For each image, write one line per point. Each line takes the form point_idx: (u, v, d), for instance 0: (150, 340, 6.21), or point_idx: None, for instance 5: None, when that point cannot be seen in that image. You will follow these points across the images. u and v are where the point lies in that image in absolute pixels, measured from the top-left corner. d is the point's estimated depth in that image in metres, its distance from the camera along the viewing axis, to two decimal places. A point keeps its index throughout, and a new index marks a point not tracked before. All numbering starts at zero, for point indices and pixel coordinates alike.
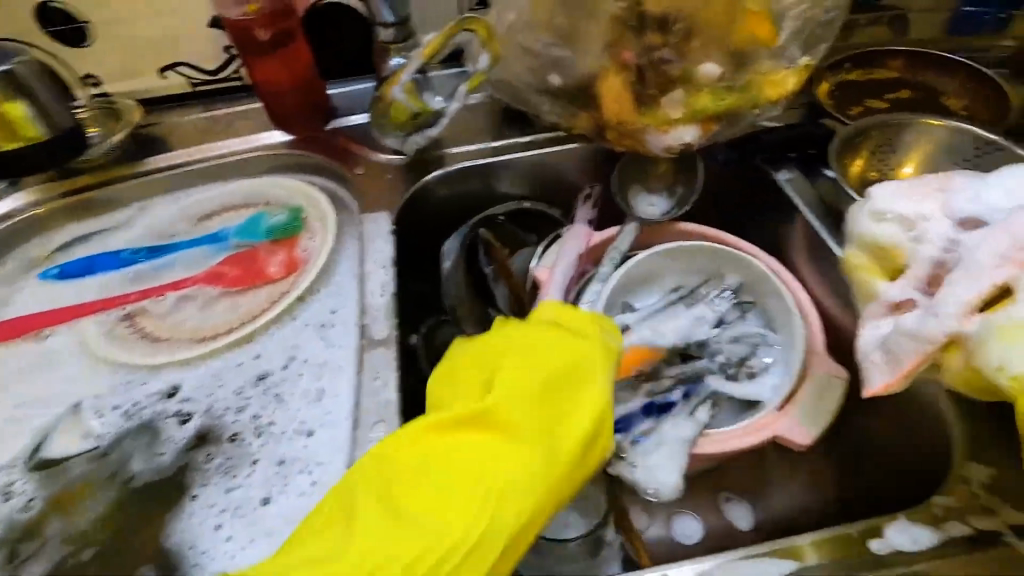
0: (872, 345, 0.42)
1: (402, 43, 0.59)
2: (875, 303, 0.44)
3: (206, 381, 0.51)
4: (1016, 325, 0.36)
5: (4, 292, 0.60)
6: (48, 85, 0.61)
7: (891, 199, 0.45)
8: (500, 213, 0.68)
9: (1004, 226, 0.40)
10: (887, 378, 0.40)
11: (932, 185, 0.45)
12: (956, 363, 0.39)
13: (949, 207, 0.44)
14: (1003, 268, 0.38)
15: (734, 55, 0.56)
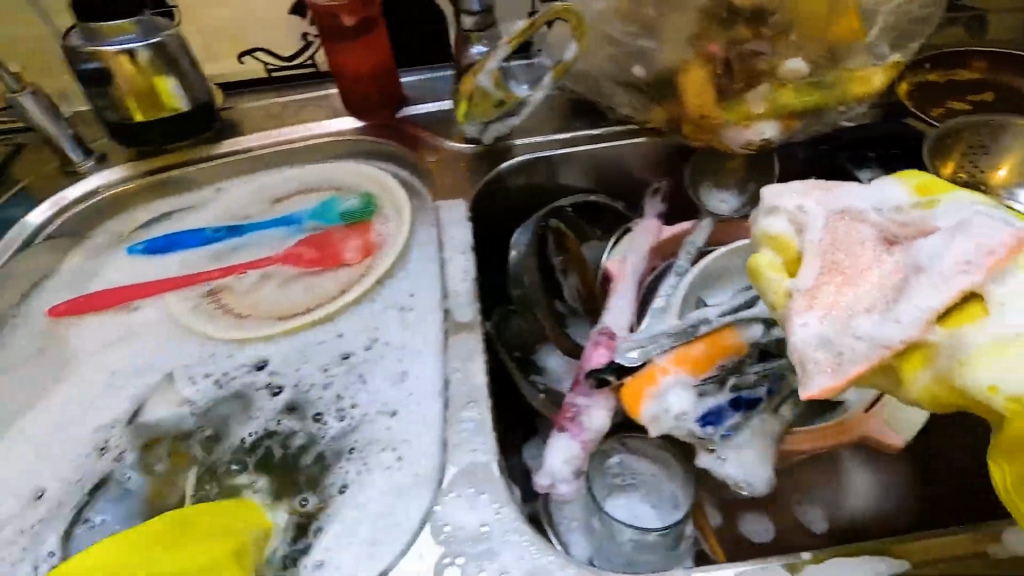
0: (811, 345, 0.36)
1: (484, 31, 0.59)
2: (799, 305, 0.37)
3: (290, 355, 0.53)
4: (1000, 341, 0.32)
5: (92, 263, 0.62)
6: (190, 57, 0.65)
7: (829, 194, 0.41)
8: (568, 205, 0.69)
9: (957, 228, 0.36)
10: (827, 382, 0.35)
11: (821, 184, 0.42)
12: (923, 379, 0.34)
13: (851, 209, 0.40)
14: (972, 273, 0.33)
15: (829, 50, 0.54)
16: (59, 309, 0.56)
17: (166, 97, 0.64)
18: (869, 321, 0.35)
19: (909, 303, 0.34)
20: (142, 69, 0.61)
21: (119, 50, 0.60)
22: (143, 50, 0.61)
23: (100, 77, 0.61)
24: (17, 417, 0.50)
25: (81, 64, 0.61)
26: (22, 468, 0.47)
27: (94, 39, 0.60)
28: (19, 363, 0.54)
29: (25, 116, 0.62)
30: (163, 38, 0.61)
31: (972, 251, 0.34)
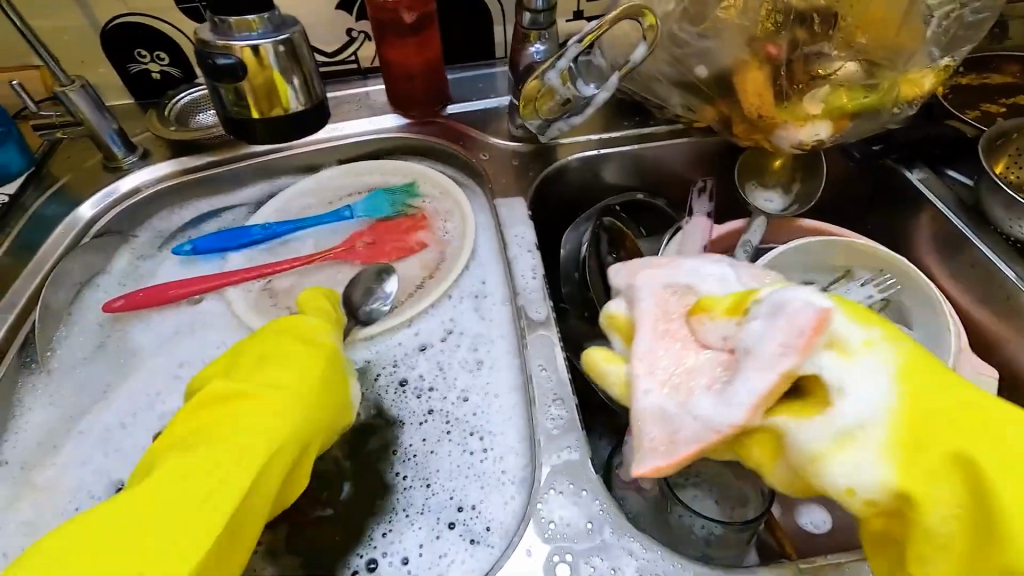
0: (649, 416, 0.39)
1: (545, 30, 0.59)
2: (640, 372, 0.41)
3: (374, 361, 0.52)
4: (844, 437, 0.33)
5: (142, 262, 0.60)
6: (311, 53, 0.56)
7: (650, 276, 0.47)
8: (617, 203, 0.68)
9: (774, 309, 0.36)
10: (658, 461, 0.37)
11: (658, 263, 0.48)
12: (779, 468, 0.37)
13: (682, 284, 0.46)
14: (788, 357, 0.34)
15: (891, 53, 0.55)
16: (114, 306, 0.54)
17: (280, 97, 0.55)
18: (702, 399, 0.37)
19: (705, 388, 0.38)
20: (264, 67, 0.52)
21: (245, 47, 0.51)
22: (271, 48, 0.51)
23: (240, 73, 0.52)
24: (81, 419, 0.49)
25: (211, 60, 0.51)
26: (92, 471, 0.46)
27: (223, 34, 0.51)
28: (79, 363, 0.52)
29: (69, 110, 0.60)
30: (289, 34, 0.52)
31: (788, 335, 0.35)
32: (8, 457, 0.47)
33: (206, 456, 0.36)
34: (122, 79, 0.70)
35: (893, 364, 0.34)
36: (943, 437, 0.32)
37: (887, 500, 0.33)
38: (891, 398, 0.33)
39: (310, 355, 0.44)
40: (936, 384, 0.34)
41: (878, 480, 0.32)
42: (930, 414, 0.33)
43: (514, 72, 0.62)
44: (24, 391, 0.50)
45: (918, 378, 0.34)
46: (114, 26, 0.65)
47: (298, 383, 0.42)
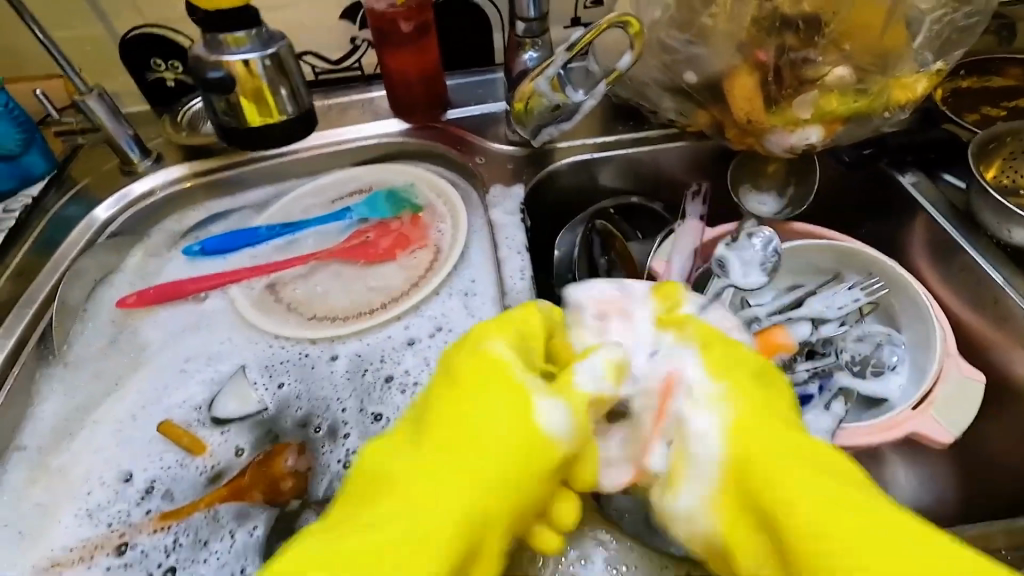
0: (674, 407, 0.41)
1: (538, 37, 0.61)
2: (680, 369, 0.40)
3: (364, 355, 0.54)
4: (681, 456, 0.34)
5: (153, 261, 0.63)
6: (299, 65, 0.58)
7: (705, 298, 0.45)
8: (611, 206, 0.70)
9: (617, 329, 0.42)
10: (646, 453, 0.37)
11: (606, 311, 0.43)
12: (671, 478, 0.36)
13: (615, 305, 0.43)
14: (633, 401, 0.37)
15: (879, 58, 0.55)
16: (128, 302, 0.58)
17: (272, 106, 0.58)
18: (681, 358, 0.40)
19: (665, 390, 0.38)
20: (256, 79, 0.55)
21: (237, 62, 0.54)
22: (261, 61, 0.54)
23: (231, 85, 0.54)
24: (94, 407, 0.52)
25: (204, 75, 0.54)
26: (102, 456, 0.49)
27: (215, 50, 0.54)
28: (93, 354, 0.55)
29: (88, 117, 0.64)
30: (278, 47, 0.55)
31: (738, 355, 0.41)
32: (25, 442, 0.50)
33: (425, 488, 0.32)
34: (139, 87, 0.73)
35: (727, 409, 0.34)
36: (777, 489, 0.31)
37: (721, 536, 0.33)
38: (721, 447, 0.33)
39: (473, 374, 0.36)
40: (771, 427, 0.34)
41: (701, 523, 0.33)
42: (760, 464, 0.32)
43: (509, 78, 0.64)
44: (41, 382, 0.54)
45: (745, 436, 0.33)
46: (133, 37, 0.69)
47: (478, 384, 0.35)
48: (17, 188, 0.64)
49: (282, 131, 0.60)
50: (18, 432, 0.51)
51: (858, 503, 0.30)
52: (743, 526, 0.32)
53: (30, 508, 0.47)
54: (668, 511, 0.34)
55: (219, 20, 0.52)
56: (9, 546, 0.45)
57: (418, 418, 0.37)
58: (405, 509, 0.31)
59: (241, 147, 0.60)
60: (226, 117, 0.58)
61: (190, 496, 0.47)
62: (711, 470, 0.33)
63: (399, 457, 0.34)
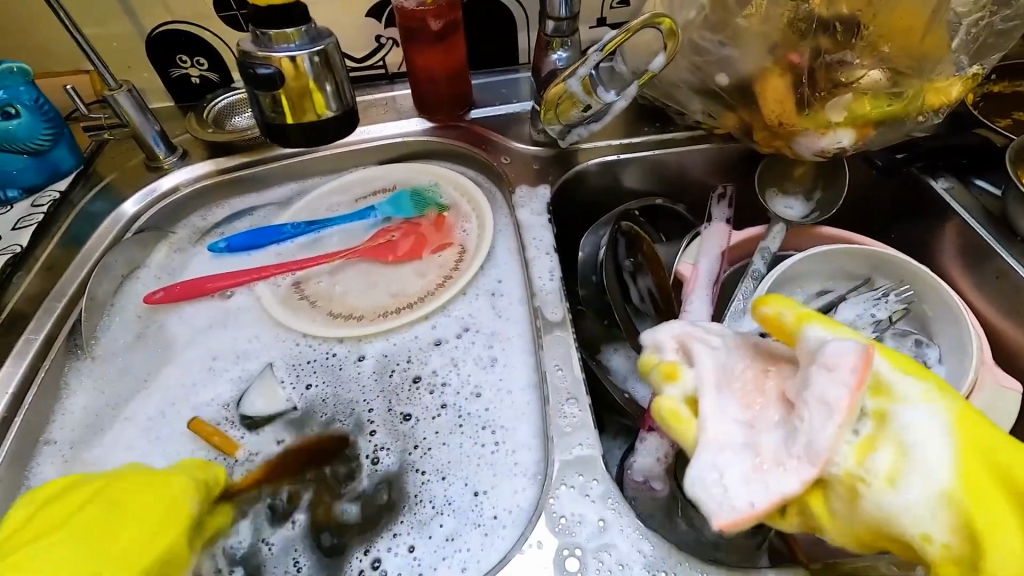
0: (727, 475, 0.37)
1: (567, 37, 0.61)
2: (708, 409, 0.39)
3: (392, 355, 0.54)
4: (896, 464, 0.34)
5: (179, 258, 0.63)
6: (343, 62, 0.58)
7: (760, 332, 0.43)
8: (636, 207, 0.69)
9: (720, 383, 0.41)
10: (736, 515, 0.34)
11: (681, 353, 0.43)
12: (832, 507, 0.35)
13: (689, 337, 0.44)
14: (809, 465, 0.34)
15: (916, 61, 0.54)
16: (154, 298, 0.57)
17: (315, 103, 0.57)
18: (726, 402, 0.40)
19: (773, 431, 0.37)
20: (302, 75, 0.55)
21: (285, 58, 0.54)
22: (309, 57, 0.54)
23: (278, 81, 0.54)
24: (122, 402, 0.52)
25: (251, 71, 0.54)
26: (130, 452, 0.49)
27: (263, 45, 0.54)
28: (120, 350, 0.55)
29: (116, 113, 0.64)
30: (325, 44, 0.55)
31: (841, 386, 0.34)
32: (55, 437, 0.50)
33: (110, 549, 0.36)
34: (164, 83, 0.74)
35: (942, 412, 0.35)
36: (986, 484, 0.33)
37: (960, 543, 0.32)
38: (950, 477, 0.33)
39: (172, 506, 0.40)
40: (982, 435, 0.34)
41: (933, 523, 0.33)
42: (991, 457, 0.33)
43: (537, 78, 0.64)
44: (71, 377, 0.54)
45: (970, 425, 0.34)
46: (159, 33, 0.69)
47: (175, 524, 0.39)
48: (45, 183, 0.64)
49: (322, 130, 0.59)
50: (48, 427, 0.51)
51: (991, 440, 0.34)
52: (987, 524, 0.32)
53: None
54: (896, 517, 0.33)
55: (268, 16, 0.52)
56: None
57: (121, 508, 0.39)
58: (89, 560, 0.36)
59: (283, 145, 0.60)
60: (269, 113, 0.57)
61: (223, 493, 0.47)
62: (937, 484, 0.33)
63: (106, 515, 0.38)
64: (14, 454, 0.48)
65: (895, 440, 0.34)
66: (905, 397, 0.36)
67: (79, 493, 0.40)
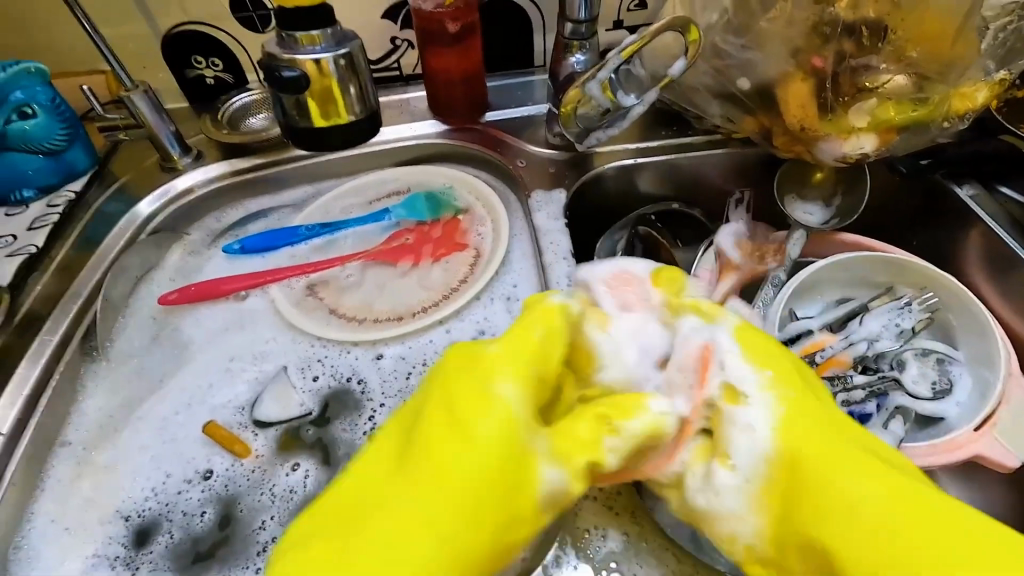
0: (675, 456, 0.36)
1: (586, 40, 0.60)
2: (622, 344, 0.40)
3: (410, 358, 0.53)
4: (717, 460, 0.34)
5: (194, 259, 0.63)
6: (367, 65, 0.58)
7: (614, 288, 0.42)
8: (652, 212, 0.68)
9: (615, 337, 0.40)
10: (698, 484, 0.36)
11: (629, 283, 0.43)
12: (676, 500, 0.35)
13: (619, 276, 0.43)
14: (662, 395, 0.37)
15: (943, 66, 0.53)
16: (169, 299, 0.57)
17: (338, 105, 0.57)
18: (653, 373, 0.38)
19: (676, 389, 0.37)
20: (326, 78, 0.54)
21: (308, 60, 0.53)
22: (333, 60, 0.54)
23: (303, 84, 0.54)
24: (137, 404, 0.52)
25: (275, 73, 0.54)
26: (143, 455, 0.49)
27: (288, 47, 0.54)
28: (135, 351, 0.55)
29: (132, 113, 0.64)
30: (350, 47, 0.55)
31: (686, 388, 0.36)
32: (70, 438, 0.50)
33: (438, 480, 0.32)
34: (179, 84, 0.73)
35: (779, 405, 0.34)
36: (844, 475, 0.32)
37: (760, 545, 0.33)
38: (769, 438, 0.33)
39: (489, 409, 0.34)
40: (812, 413, 0.35)
41: (748, 528, 0.33)
42: (807, 462, 0.32)
43: (554, 81, 0.63)
44: (85, 378, 0.53)
45: (798, 423, 0.34)
46: (175, 34, 0.69)
47: (501, 428, 0.33)
48: (60, 183, 0.64)
49: (344, 135, 0.59)
50: (63, 427, 0.50)
51: (860, 489, 0.32)
52: (809, 499, 0.32)
53: (74, 505, 0.46)
54: (713, 511, 0.34)
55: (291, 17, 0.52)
56: (56, 543, 0.44)
57: (452, 412, 0.34)
58: (413, 491, 0.33)
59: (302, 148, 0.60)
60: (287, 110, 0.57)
61: (249, 501, 0.46)
62: (757, 444, 0.33)
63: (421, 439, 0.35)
64: (29, 455, 0.48)
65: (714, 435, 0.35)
66: (742, 392, 0.35)
67: (444, 393, 0.36)
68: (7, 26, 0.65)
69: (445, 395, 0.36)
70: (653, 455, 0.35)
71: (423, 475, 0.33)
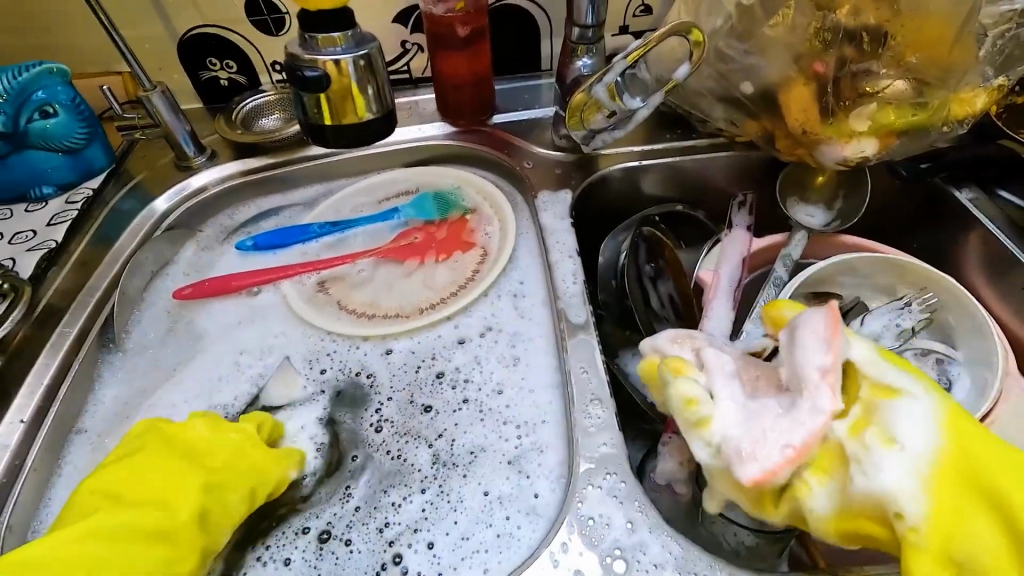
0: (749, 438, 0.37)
1: (593, 44, 0.61)
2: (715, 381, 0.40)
3: (418, 352, 0.55)
4: (879, 433, 0.35)
5: (207, 255, 0.65)
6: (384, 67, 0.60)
7: (688, 347, 0.44)
8: (656, 213, 0.69)
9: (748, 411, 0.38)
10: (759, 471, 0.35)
11: (688, 340, 0.45)
12: (829, 494, 0.35)
13: (683, 334, 0.46)
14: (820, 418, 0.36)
15: (942, 72, 0.54)
16: (183, 293, 0.58)
17: (355, 105, 0.59)
18: (730, 389, 0.40)
19: (806, 356, 0.38)
20: (345, 80, 0.56)
21: (328, 61, 0.55)
22: (352, 62, 0.56)
23: (324, 84, 0.56)
24: (153, 394, 0.53)
25: (298, 73, 0.55)
26: None
27: (308, 48, 0.55)
28: (151, 343, 0.56)
29: (150, 113, 0.65)
30: (369, 49, 0.57)
31: (820, 353, 0.38)
32: (88, 427, 0.51)
33: (140, 523, 0.38)
34: (194, 85, 0.75)
35: (937, 406, 0.36)
36: (1005, 482, 0.34)
37: (927, 527, 0.33)
38: (937, 441, 0.35)
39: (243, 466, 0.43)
40: (970, 424, 0.36)
41: (915, 507, 0.33)
42: (981, 453, 0.34)
43: (561, 85, 0.65)
44: (102, 369, 0.54)
45: (960, 425, 0.35)
46: (191, 36, 0.71)
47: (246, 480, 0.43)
48: (78, 181, 0.66)
49: (359, 134, 0.60)
50: (80, 417, 0.52)
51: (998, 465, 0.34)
52: (956, 526, 0.33)
53: None
54: (877, 493, 0.34)
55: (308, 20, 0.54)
56: None
57: (174, 467, 0.42)
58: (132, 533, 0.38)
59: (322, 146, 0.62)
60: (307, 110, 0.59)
61: None
62: (916, 461, 0.34)
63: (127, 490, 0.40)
64: (49, 442, 0.49)
65: (879, 430, 0.35)
66: (907, 394, 0.36)
67: (162, 452, 0.43)
68: (29, 28, 0.67)
69: (164, 453, 0.43)
70: (707, 434, 0.38)
71: (145, 521, 0.38)
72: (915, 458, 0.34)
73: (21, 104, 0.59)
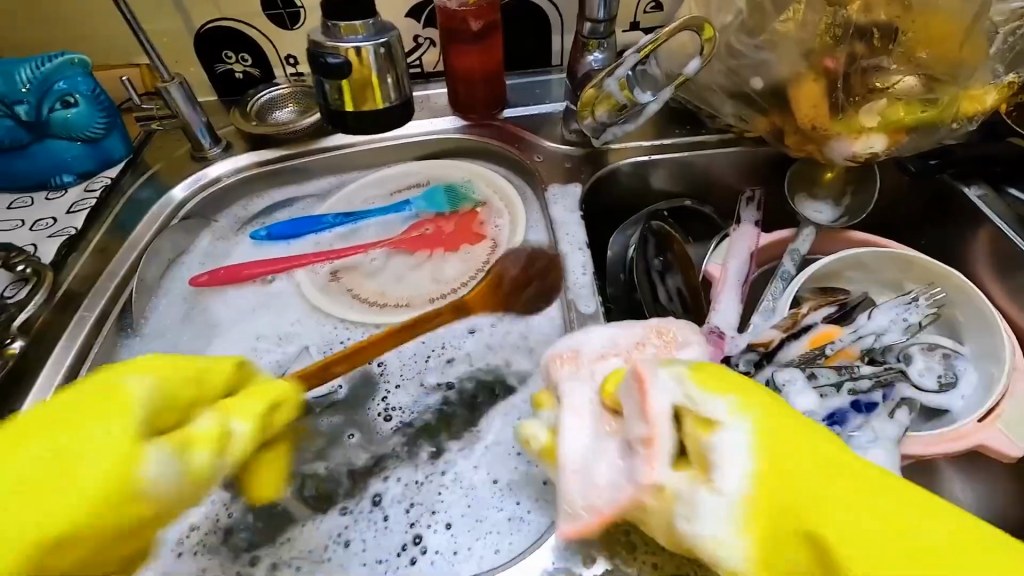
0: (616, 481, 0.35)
1: (604, 39, 0.62)
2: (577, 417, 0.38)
3: (428, 340, 0.56)
4: (692, 472, 0.33)
5: (223, 245, 0.66)
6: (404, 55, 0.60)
7: (583, 364, 0.44)
8: (665, 208, 0.70)
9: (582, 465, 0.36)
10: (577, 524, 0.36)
11: (573, 355, 0.45)
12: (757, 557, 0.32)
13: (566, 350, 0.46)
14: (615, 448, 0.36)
15: (951, 68, 0.55)
16: (199, 280, 0.59)
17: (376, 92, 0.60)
18: (581, 423, 0.38)
19: (628, 420, 0.35)
20: (365, 67, 0.57)
21: (349, 48, 0.56)
22: (372, 50, 0.57)
23: (346, 70, 0.57)
24: None
25: (320, 60, 0.57)
26: None
27: (330, 35, 0.56)
28: (168, 329, 0.57)
29: (167, 104, 0.66)
30: (389, 37, 0.58)
31: (639, 417, 0.35)
32: None
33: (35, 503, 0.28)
34: (209, 78, 0.76)
35: (749, 422, 0.33)
36: (822, 514, 0.31)
37: None
38: (747, 487, 0.32)
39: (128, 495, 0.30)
40: (786, 433, 0.33)
41: (736, 552, 0.31)
42: (795, 469, 0.32)
43: (572, 79, 0.65)
44: (121, 353, 0.56)
45: (775, 441, 0.33)
46: (208, 29, 0.72)
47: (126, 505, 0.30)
48: (97, 170, 0.67)
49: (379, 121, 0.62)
50: None
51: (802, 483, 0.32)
52: None
53: None
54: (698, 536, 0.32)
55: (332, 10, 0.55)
56: None
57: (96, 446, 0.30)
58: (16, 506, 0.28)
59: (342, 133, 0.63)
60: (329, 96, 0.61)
61: None
62: (733, 496, 0.32)
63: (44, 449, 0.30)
64: None
65: (697, 457, 0.33)
66: (726, 427, 0.33)
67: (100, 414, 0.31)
68: (51, 21, 0.68)
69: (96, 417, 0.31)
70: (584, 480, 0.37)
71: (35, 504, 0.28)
72: (733, 465, 0.32)
73: (43, 94, 0.60)
